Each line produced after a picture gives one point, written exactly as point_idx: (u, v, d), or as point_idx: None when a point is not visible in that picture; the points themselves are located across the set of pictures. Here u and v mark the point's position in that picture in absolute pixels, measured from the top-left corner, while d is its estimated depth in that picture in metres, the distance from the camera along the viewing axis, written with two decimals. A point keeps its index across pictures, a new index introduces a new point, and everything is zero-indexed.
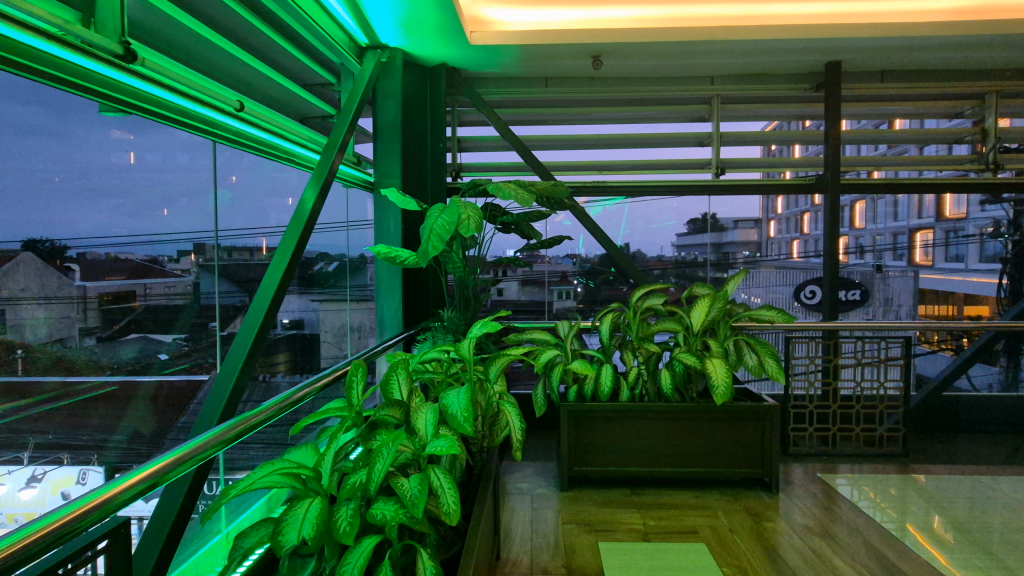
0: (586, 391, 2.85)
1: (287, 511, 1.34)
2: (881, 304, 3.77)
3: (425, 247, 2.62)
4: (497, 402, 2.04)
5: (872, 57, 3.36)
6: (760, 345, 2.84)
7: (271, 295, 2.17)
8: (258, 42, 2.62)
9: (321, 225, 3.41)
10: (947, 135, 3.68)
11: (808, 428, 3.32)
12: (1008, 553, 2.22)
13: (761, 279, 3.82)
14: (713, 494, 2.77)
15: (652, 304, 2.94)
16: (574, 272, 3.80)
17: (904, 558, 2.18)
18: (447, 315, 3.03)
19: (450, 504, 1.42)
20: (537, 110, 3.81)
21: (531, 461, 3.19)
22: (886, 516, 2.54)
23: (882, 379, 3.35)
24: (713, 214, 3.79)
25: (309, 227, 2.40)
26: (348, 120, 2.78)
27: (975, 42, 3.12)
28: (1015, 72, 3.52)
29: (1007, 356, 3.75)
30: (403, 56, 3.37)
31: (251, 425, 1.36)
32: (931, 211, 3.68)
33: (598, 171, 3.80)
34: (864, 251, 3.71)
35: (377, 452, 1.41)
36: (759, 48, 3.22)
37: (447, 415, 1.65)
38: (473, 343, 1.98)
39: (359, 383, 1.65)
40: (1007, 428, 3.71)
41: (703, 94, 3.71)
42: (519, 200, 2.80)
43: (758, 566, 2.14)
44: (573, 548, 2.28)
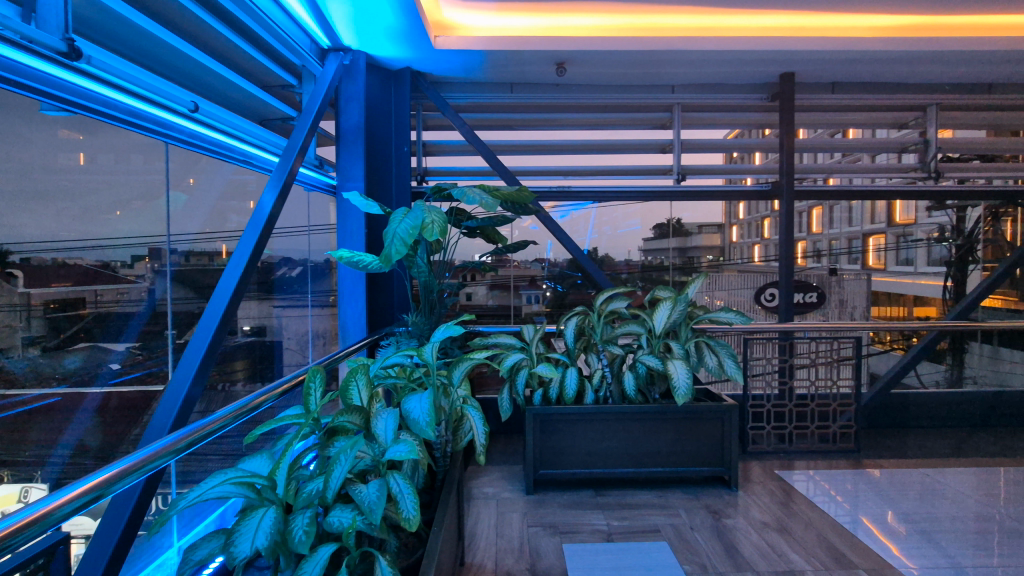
0: (551, 394, 2.86)
1: (240, 520, 1.30)
2: (836, 306, 3.92)
3: (388, 251, 2.58)
4: (460, 407, 2.04)
5: (824, 70, 3.50)
6: (718, 347, 2.90)
7: (227, 300, 2.11)
8: (214, 41, 2.56)
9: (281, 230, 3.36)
10: (894, 145, 3.87)
11: (766, 428, 3.42)
12: (950, 542, 2.34)
13: (723, 283, 3.91)
14: (676, 493, 2.82)
15: (615, 307, 2.98)
16: (544, 276, 3.79)
17: (856, 550, 2.27)
18: (412, 320, 3.06)
19: (409, 510, 1.40)
20: (503, 116, 3.84)
21: (497, 465, 3.19)
22: (841, 510, 2.63)
23: (835, 378, 3.50)
24: (677, 219, 3.88)
25: (268, 231, 2.35)
26: (310, 122, 2.73)
27: (917, 58, 3.30)
28: (953, 86, 3.72)
29: (952, 355, 4.09)
30: (368, 58, 3.34)
31: (202, 434, 1.31)
32: (883, 217, 3.86)
33: (561, 175, 3.88)
34: (820, 255, 3.90)
35: (335, 459, 1.39)
36: (718, 60, 3.32)
37: (408, 421, 1.64)
38: (436, 347, 1.95)
39: (317, 389, 1.61)
40: (952, 424, 3.89)
41: (665, 103, 3.79)
42: (484, 204, 2.78)
43: (718, 563, 2.18)
44: (538, 551, 2.28)
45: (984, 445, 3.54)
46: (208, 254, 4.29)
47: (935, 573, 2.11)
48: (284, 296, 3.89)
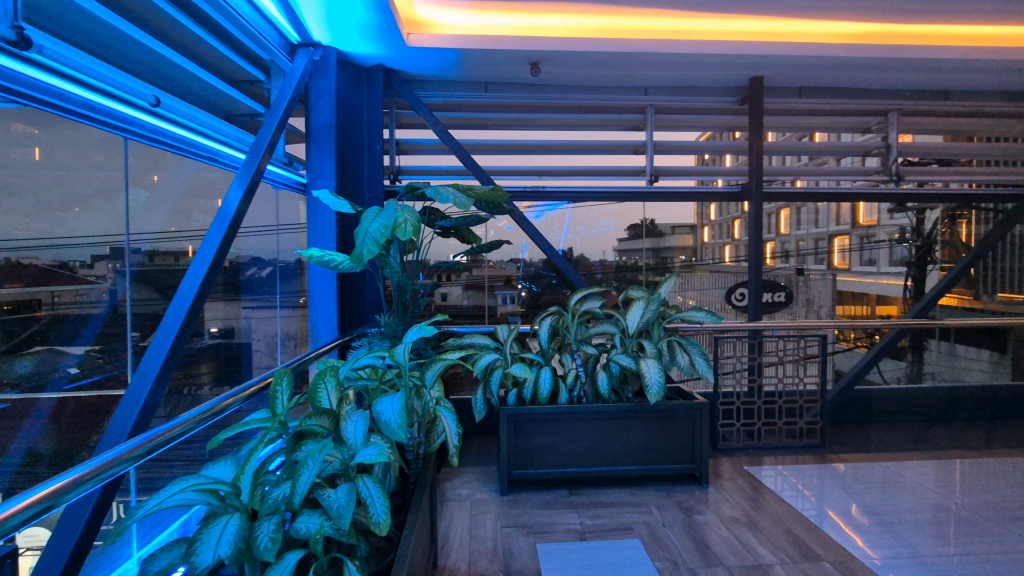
0: (525, 394, 2.86)
1: (202, 528, 1.26)
2: (803, 304, 4.03)
3: (359, 250, 2.54)
4: (432, 408, 2.02)
5: (791, 75, 3.60)
6: (690, 345, 2.94)
7: (190, 301, 2.04)
8: (177, 33, 2.48)
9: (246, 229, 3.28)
10: (858, 148, 3.98)
11: (736, 424, 3.49)
12: (911, 533, 2.42)
13: (695, 282, 3.99)
14: (649, 490, 2.85)
15: (589, 307, 3.00)
16: (519, 276, 3.78)
17: (822, 543, 2.32)
18: (385, 321, 3.02)
19: (380, 514, 1.38)
20: (478, 115, 3.82)
21: (471, 466, 3.17)
22: (808, 504, 2.70)
23: (802, 375, 3.56)
24: (651, 220, 3.89)
25: (233, 230, 2.29)
26: (279, 118, 2.67)
27: (879, 65, 3.41)
28: (912, 93, 3.86)
29: (912, 352, 4.20)
30: (339, 54, 3.29)
31: (162, 440, 1.26)
32: (848, 219, 4.00)
33: (537, 175, 3.80)
34: (788, 255, 4.01)
35: (302, 464, 1.36)
36: (690, 62, 3.37)
37: (379, 423, 1.62)
38: (408, 348, 1.93)
39: (285, 392, 1.57)
40: (912, 418, 4.04)
41: (638, 104, 3.84)
42: (458, 203, 2.76)
43: (689, 559, 2.21)
44: (511, 552, 2.27)
45: (941, 438, 3.69)
46: (174, 253, 4.17)
47: (896, 563, 2.19)
48: (253, 297, 3.79)
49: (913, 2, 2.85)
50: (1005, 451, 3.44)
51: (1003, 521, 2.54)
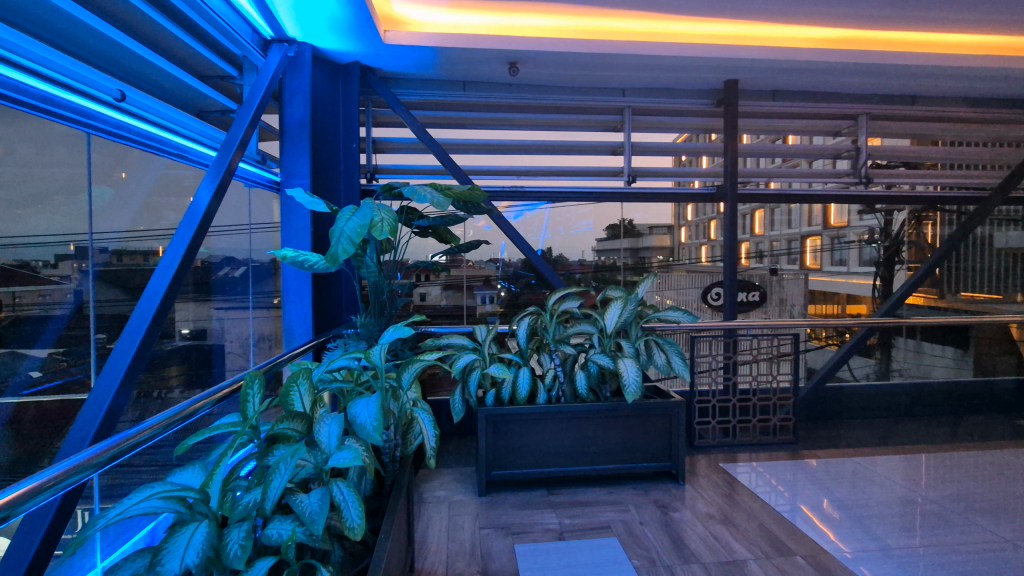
0: (504, 395, 2.85)
1: (169, 537, 1.22)
2: (776, 304, 4.11)
3: (334, 250, 2.49)
4: (409, 410, 2.00)
5: (764, 78, 3.66)
6: (666, 344, 2.97)
7: (158, 302, 1.98)
8: (144, 26, 2.41)
9: None
10: (829, 151, 4.06)
11: (711, 422, 3.55)
12: (879, 526, 2.48)
13: (673, 282, 4.02)
14: (627, 489, 2.87)
15: (567, 307, 3.01)
16: (498, 276, 3.75)
17: (795, 538, 2.37)
18: (361, 322, 2.99)
19: (354, 518, 1.36)
20: (456, 114, 3.80)
21: (449, 468, 3.15)
22: (781, 500, 2.75)
23: (775, 373, 3.63)
24: (630, 220, 3.91)
25: (204, 229, 2.24)
26: (252, 115, 2.61)
27: (849, 70, 3.49)
28: (881, 98, 3.97)
29: (881, 349, 4.25)
30: (314, 51, 3.23)
31: (128, 446, 1.22)
32: (819, 220, 4.10)
33: (515, 176, 3.79)
34: (762, 256, 4.09)
35: (274, 469, 1.33)
36: (667, 65, 3.41)
37: (355, 426, 1.60)
38: (385, 349, 1.91)
39: (256, 395, 1.52)
40: (881, 414, 4.16)
41: (615, 105, 3.87)
42: (435, 203, 2.74)
43: (666, 556, 2.23)
44: (490, 553, 2.26)
45: (908, 433, 3.80)
46: (142, 253, 4.04)
47: (866, 556, 2.24)
48: (223, 298, 3.67)
49: (882, 9, 2.93)
50: (967, 444, 3.56)
51: (966, 513, 2.62)
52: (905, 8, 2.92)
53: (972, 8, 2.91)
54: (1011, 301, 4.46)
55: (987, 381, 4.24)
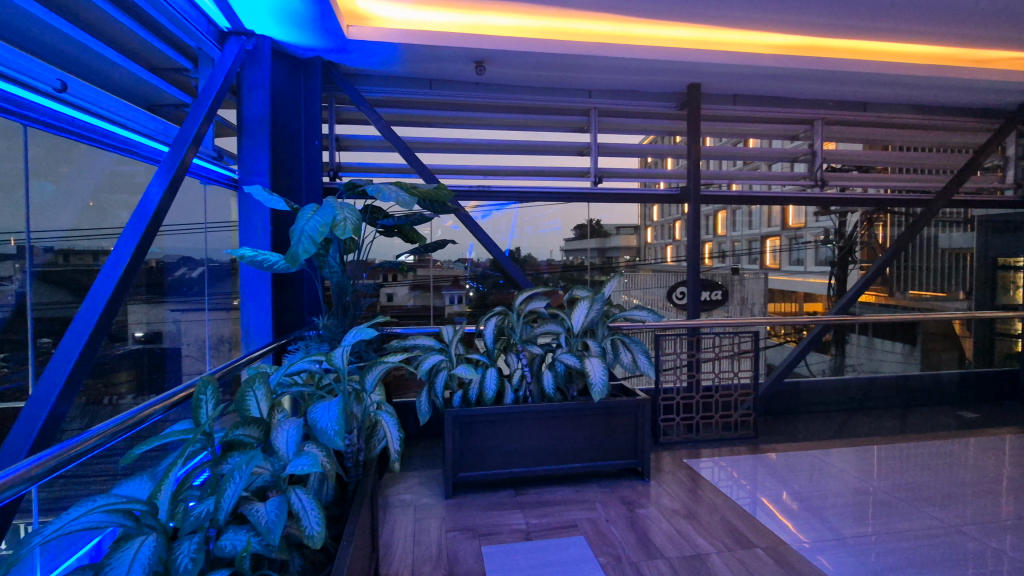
0: (471, 396, 2.84)
1: (114, 551, 1.16)
2: (738, 302, 4.22)
3: (294, 250, 2.42)
4: (373, 413, 1.96)
5: (725, 83, 3.75)
6: (632, 343, 3.01)
7: (105, 303, 1.88)
8: (91, 15, 2.29)
9: None
10: (787, 154, 4.22)
11: (676, 419, 3.61)
12: (834, 516, 2.58)
13: (640, 281, 4.04)
14: (593, 487, 2.89)
15: (534, 307, 3.01)
16: (467, 276, 3.74)
17: (755, 531, 2.43)
18: (323, 323, 2.92)
19: (313, 527, 1.33)
20: (422, 112, 3.76)
21: (416, 471, 3.11)
22: (742, 493, 2.83)
23: (736, 370, 3.73)
24: (597, 220, 3.94)
25: (154, 229, 2.14)
26: (207, 110, 2.52)
27: (805, 76, 3.61)
28: (835, 103, 4.12)
29: (835, 345, 4.41)
30: (274, 44, 3.14)
31: (70, 456, 1.15)
32: (778, 221, 4.22)
33: (483, 174, 3.80)
34: (725, 256, 4.12)
35: (227, 478, 1.28)
36: (632, 67, 3.46)
37: (315, 431, 1.56)
38: (348, 352, 1.87)
39: (209, 401, 1.46)
40: (835, 408, 4.32)
41: (582, 107, 3.90)
42: (400, 202, 2.69)
43: (631, 553, 2.26)
44: (456, 556, 2.24)
45: (860, 426, 3.96)
46: None
47: (823, 546, 2.32)
48: (178, 299, 3.52)
49: (835, 18, 3.04)
50: (914, 435, 3.74)
51: (914, 502, 2.75)
52: (856, 18, 3.04)
53: (918, 19, 3.05)
54: (954, 299, 4.70)
55: (933, 375, 4.45)
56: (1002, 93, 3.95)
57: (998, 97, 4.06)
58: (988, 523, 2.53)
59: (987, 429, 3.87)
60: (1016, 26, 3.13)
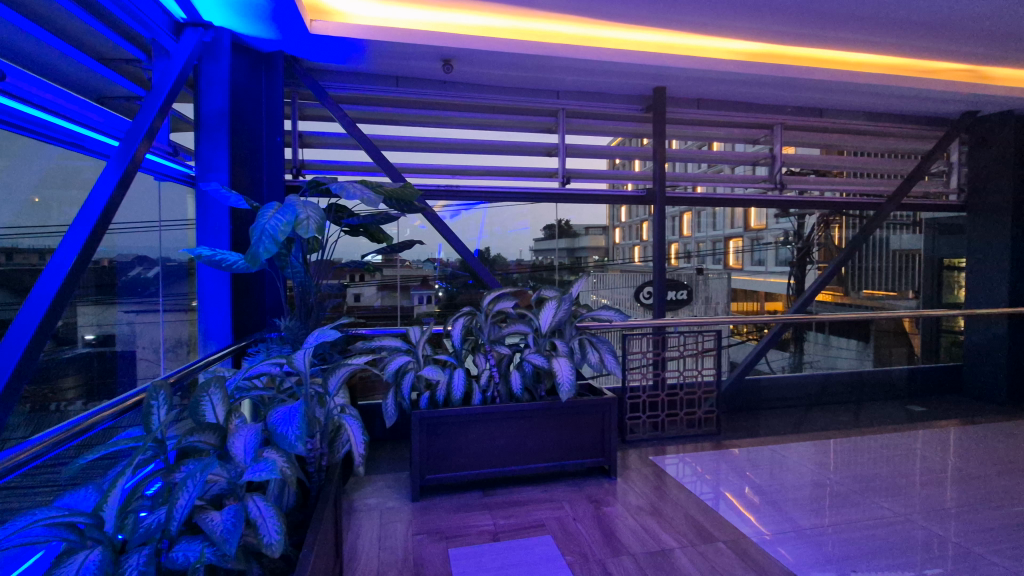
0: (438, 397, 2.81)
1: (55, 566, 1.10)
2: (702, 302, 4.31)
3: (254, 250, 2.34)
4: (337, 417, 1.93)
5: (688, 87, 3.84)
6: (599, 343, 3.03)
7: (48, 305, 1.78)
8: (33, 1, 2.17)
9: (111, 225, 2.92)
10: (748, 158, 4.35)
11: (642, 416, 3.68)
12: (793, 509, 2.66)
13: (608, 281, 4.05)
14: (560, 486, 2.91)
15: (502, 307, 3.00)
16: (436, 276, 3.69)
17: (717, 525, 2.49)
18: (286, 326, 2.85)
19: (273, 535, 1.29)
20: (388, 110, 3.71)
21: (382, 474, 3.07)
22: (705, 488, 2.89)
23: (699, 368, 3.83)
24: (564, 220, 3.96)
25: (103, 227, 2.04)
26: (161, 103, 2.42)
27: (765, 82, 3.72)
28: (793, 109, 4.27)
29: (795, 343, 4.44)
30: (233, 37, 3.04)
31: (7, 466, 1.08)
32: (741, 222, 4.33)
33: (450, 174, 3.78)
34: (690, 256, 4.20)
35: (180, 487, 1.24)
36: (598, 69, 3.49)
37: (275, 437, 1.52)
38: (310, 354, 1.83)
39: (162, 407, 1.40)
40: (794, 403, 4.49)
41: (550, 107, 3.92)
42: (364, 200, 2.63)
43: (598, 550, 2.28)
44: (422, 559, 2.22)
45: (817, 421, 4.11)
46: None
47: (782, 537, 2.40)
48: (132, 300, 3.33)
49: (793, 27, 3.14)
50: (867, 429, 3.90)
51: (866, 493, 2.86)
52: (813, 27, 3.15)
53: (870, 30, 3.18)
54: (904, 298, 4.93)
55: (885, 370, 4.65)
56: (946, 102, 4.17)
57: (943, 106, 4.28)
58: (935, 511, 2.67)
59: (934, 422, 4.07)
60: (959, 40, 3.30)
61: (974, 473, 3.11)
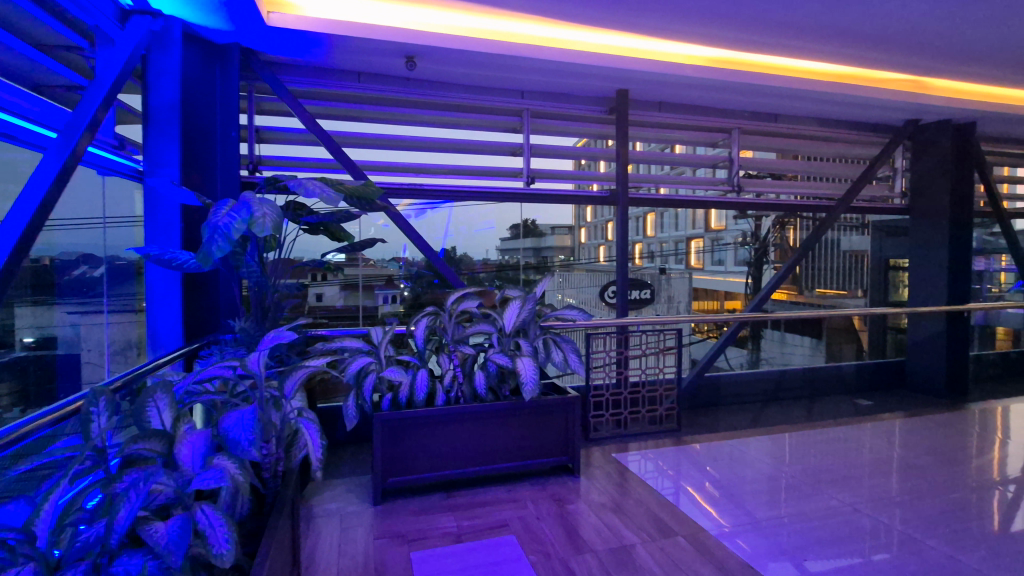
0: (401, 399, 2.78)
1: None
2: (666, 301, 4.41)
3: (207, 250, 2.28)
4: (293, 420, 1.89)
5: (650, 90, 3.91)
6: (564, 342, 3.06)
7: None
8: None
9: (56, 221, 2.66)
10: (708, 161, 4.47)
11: (605, 415, 3.73)
12: (749, 501, 2.75)
13: (575, 280, 4.10)
14: (524, 485, 2.92)
15: (465, 307, 2.99)
16: (401, 275, 3.65)
17: (677, 520, 2.54)
18: (241, 327, 2.76)
19: (223, 544, 1.25)
20: (350, 107, 3.64)
21: (344, 478, 3.01)
22: (666, 483, 2.96)
23: (661, 366, 3.90)
24: (529, 220, 3.97)
25: (39, 224, 1.93)
26: (104, 94, 2.30)
27: (724, 87, 3.82)
28: (750, 115, 4.41)
29: (753, 341, 4.48)
30: (185, 27, 2.92)
31: None
32: (702, 223, 4.45)
33: (414, 172, 3.74)
34: (653, 256, 4.26)
35: (121, 499, 1.18)
36: (562, 70, 3.52)
37: (227, 443, 1.47)
38: (265, 357, 1.78)
39: (102, 415, 1.32)
40: (752, 400, 4.63)
41: (515, 107, 3.93)
42: (324, 199, 2.57)
43: (561, 549, 2.29)
44: (384, 564, 2.19)
45: (773, 415, 4.26)
46: None
47: (740, 530, 2.47)
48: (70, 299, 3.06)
49: (749, 34, 3.23)
50: (819, 423, 4.07)
51: (818, 484, 2.99)
52: (768, 35, 3.25)
53: (821, 40, 3.31)
54: (854, 297, 5.12)
55: (835, 366, 4.84)
56: (891, 110, 4.38)
57: (888, 114, 4.51)
58: (880, 500, 2.80)
59: (880, 414, 4.28)
60: (902, 51, 3.48)
61: (916, 463, 3.29)
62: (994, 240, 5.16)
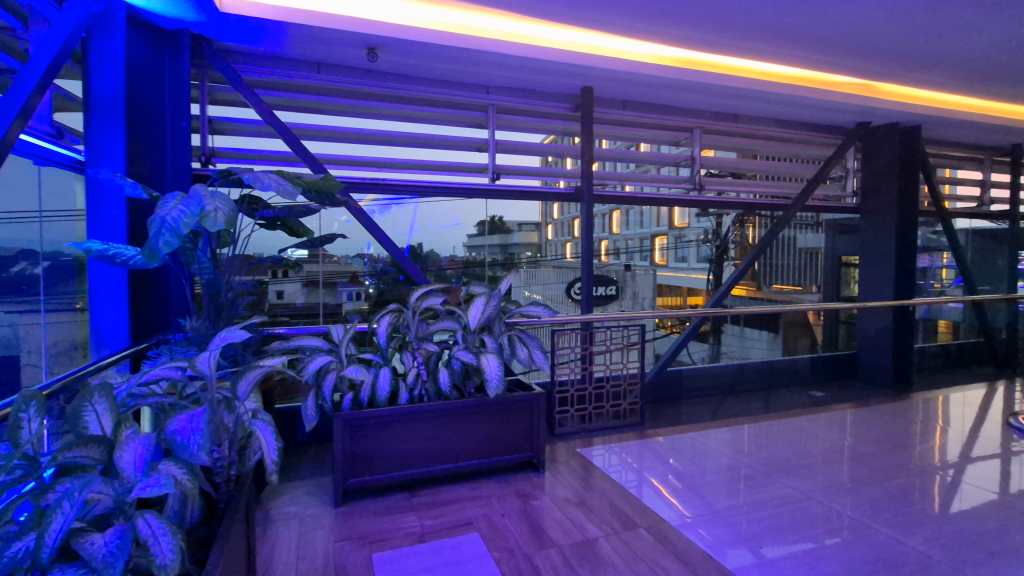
0: (362, 398, 2.72)
1: None
2: (630, 298, 4.45)
3: (152, 244, 2.16)
4: (247, 423, 1.82)
5: (614, 88, 3.94)
6: (529, 339, 3.05)
7: None
8: None
9: None
10: (671, 159, 4.56)
11: (570, 410, 3.77)
12: (710, 492, 2.81)
13: (542, 277, 4.11)
14: (489, 482, 2.90)
15: (430, 304, 2.92)
16: (365, 272, 3.58)
17: (640, 512, 2.58)
18: (192, 326, 2.64)
19: (167, 554, 1.18)
20: (309, 98, 3.54)
21: (303, 480, 2.92)
22: (629, 476, 3.00)
23: (625, 361, 3.94)
24: (495, 216, 3.96)
25: None
26: (39, 78, 2.16)
27: (686, 87, 3.89)
28: (711, 114, 4.51)
29: (713, 335, 4.64)
30: (130, 11, 2.82)
31: None
32: (665, 220, 4.52)
33: (377, 167, 3.67)
34: (619, 253, 4.34)
35: (53, 510, 1.11)
36: (527, 66, 3.51)
37: (174, 448, 1.40)
38: (216, 357, 1.70)
39: (33, 420, 1.23)
40: (714, 392, 4.74)
41: (480, 102, 3.90)
42: (281, 192, 2.48)
43: (525, 545, 2.29)
44: (344, 566, 2.15)
45: (733, 408, 4.38)
46: None
47: (701, 519, 2.52)
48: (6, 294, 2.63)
49: (709, 35, 3.30)
50: (776, 414, 4.20)
51: (774, 473, 3.08)
52: (728, 36, 3.32)
53: (777, 42, 3.40)
54: (808, 292, 5.25)
55: (791, 360, 4.97)
56: (843, 112, 4.55)
57: (840, 116, 4.68)
58: (833, 487, 2.91)
59: (832, 405, 4.46)
60: (853, 55, 3.61)
61: (866, 451, 3.43)
62: (937, 239, 5.43)
